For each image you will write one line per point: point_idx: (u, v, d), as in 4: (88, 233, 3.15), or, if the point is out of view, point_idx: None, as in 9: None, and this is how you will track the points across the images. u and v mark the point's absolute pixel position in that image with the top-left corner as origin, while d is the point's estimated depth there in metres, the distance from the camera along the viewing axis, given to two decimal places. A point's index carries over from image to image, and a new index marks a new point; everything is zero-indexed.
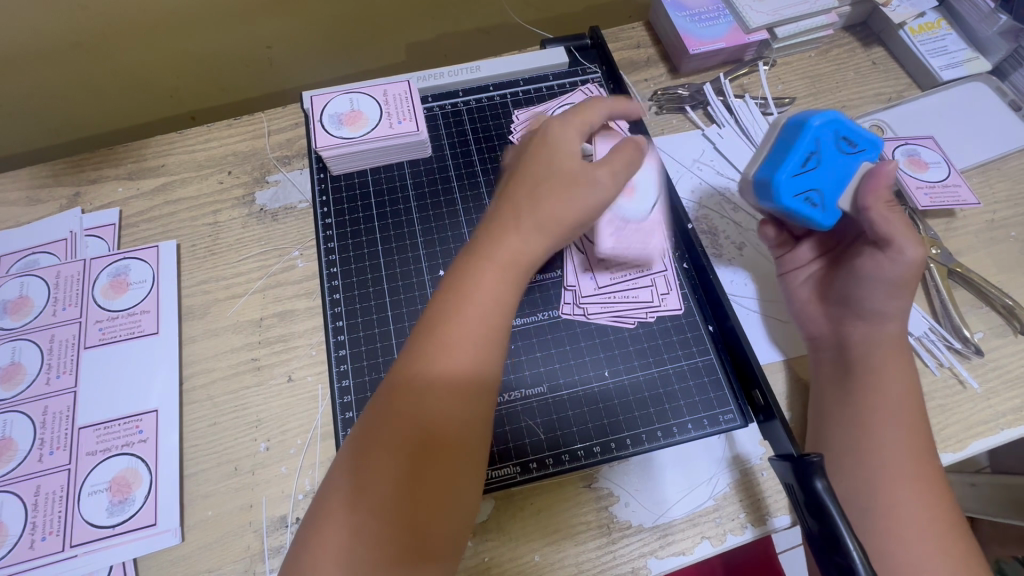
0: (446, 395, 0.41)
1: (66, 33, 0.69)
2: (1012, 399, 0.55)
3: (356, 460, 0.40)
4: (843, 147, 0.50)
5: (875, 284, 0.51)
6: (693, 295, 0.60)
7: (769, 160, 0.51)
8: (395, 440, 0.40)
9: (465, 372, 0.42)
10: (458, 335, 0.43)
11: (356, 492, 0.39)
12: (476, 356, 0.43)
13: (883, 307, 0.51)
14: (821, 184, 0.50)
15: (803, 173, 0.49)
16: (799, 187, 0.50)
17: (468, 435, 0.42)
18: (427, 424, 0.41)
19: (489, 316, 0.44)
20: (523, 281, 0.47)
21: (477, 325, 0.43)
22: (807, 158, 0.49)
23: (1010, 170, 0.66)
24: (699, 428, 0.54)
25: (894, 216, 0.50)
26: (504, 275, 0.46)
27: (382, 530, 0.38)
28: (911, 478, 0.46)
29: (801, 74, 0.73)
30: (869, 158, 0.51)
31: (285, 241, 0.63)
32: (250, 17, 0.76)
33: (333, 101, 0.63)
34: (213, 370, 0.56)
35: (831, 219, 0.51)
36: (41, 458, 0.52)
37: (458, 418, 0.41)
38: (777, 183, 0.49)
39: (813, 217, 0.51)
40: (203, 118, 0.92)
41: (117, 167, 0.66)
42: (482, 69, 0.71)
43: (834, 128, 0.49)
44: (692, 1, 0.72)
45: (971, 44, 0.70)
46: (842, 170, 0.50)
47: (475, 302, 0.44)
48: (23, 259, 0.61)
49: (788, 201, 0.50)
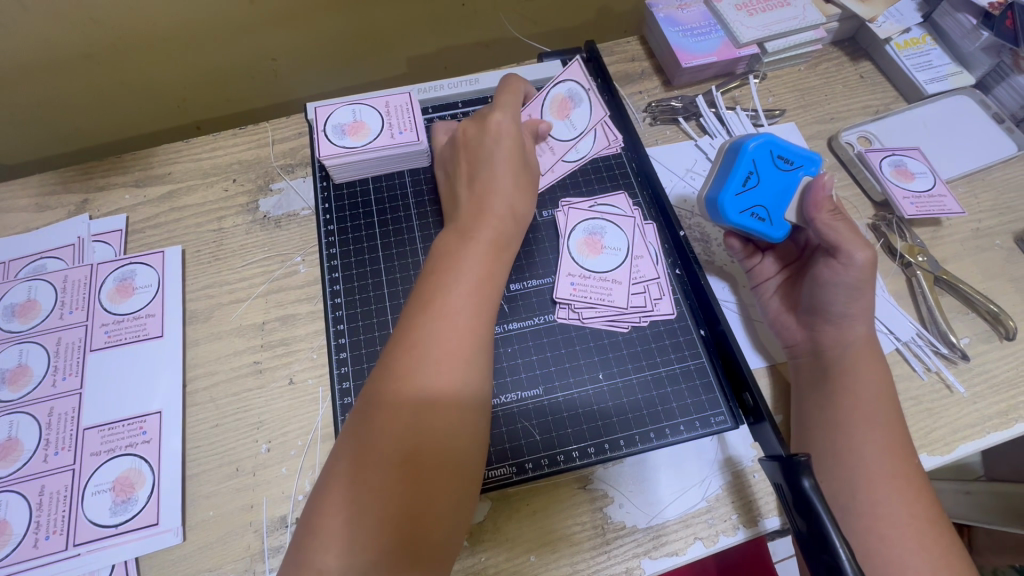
0: (444, 366, 0.44)
1: (77, 45, 0.72)
2: (999, 403, 0.56)
3: (357, 435, 0.42)
4: (781, 164, 0.56)
5: (834, 291, 0.53)
6: (686, 300, 0.61)
7: (715, 181, 0.57)
8: (398, 411, 0.42)
9: (458, 359, 0.45)
10: (451, 310, 0.46)
11: (360, 466, 0.40)
12: (470, 330, 0.46)
13: (846, 310, 0.53)
14: (765, 199, 0.56)
15: (746, 191, 0.55)
16: (744, 205, 0.55)
17: (468, 402, 0.44)
18: (427, 393, 0.43)
19: (477, 293, 0.48)
20: (505, 262, 0.52)
21: (466, 301, 0.47)
22: (746, 179, 0.55)
23: (994, 180, 0.68)
24: (691, 429, 0.55)
25: (840, 223, 0.52)
26: (490, 258, 0.51)
27: (389, 499, 0.39)
28: (897, 477, 0.48)
29: (790, 87, 0.75)
30: (808, 172, 0.56)
31: (289, 247, 0.64)
32: (257, 30, 0.78)
33: (337, 112, 0.65)
34: (216, 373, 0.58)
35: (781, 231, 0.56)
36: (46, 459, 0.53)
37: (456, 385, 0.44)
38: (722, 203, 0.55)
39: (763, 230, 0.56)
40: (209, 127, 0.94)
41: (124, 175, 0.68)
42: (480, 82, 0.73)
43: (770, 148, 0.55)
44: (685, 17, 0.74)
45: (956, 59, 0.73)
46: (784, 185, 0.55)
47: (465, 282, 0.48)
48: (32, 264, 0.63)
49: (735, 218, 0.56)
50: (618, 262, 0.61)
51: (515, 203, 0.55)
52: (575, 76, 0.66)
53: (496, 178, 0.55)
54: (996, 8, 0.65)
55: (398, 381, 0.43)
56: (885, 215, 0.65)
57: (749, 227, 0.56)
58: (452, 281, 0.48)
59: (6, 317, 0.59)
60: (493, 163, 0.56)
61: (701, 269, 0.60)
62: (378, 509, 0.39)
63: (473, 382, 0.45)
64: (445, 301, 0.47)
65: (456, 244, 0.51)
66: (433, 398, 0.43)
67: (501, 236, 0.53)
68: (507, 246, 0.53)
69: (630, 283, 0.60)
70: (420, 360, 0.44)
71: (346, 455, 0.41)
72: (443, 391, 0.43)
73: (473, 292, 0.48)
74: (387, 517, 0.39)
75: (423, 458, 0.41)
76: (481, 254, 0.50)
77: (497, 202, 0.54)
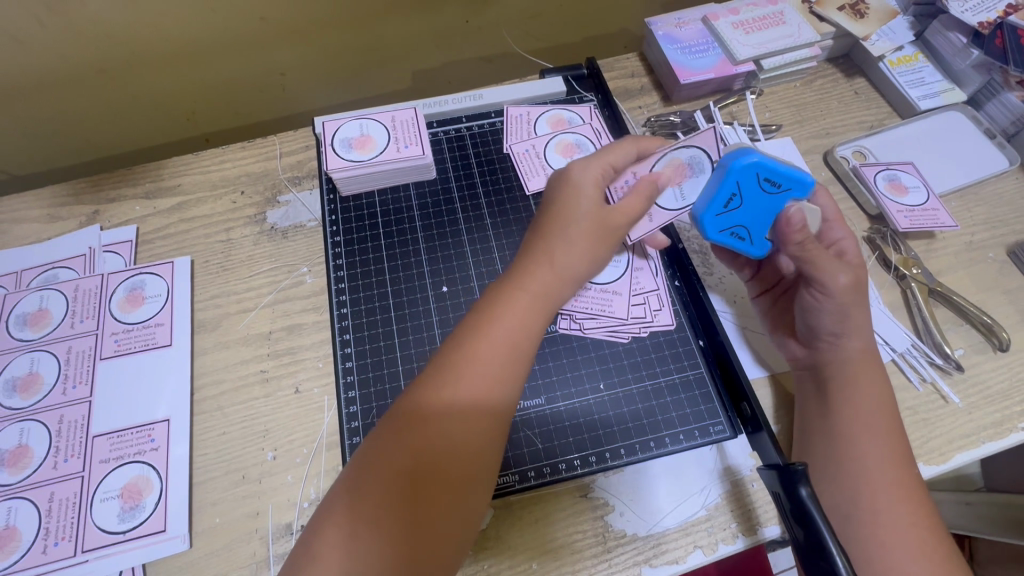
0: (466, 406, 0.44)
1: (93, 60, 0.74)
2: (994, 413, 0.57)
3: (364, 462, 0.42)
4: (768, 186, 0.53)
5: (822, 316, 0.53)
6: (684, 311, 0.63)
7: (701, 195, 0.56)
8: (409, 443, 0.42)
9: (478, 403, 0.44)
10: (480, 356, 0.45)
11: (363, 492, 0.41)
12: (497, 377, 0.46)
13: (835, 329, 0.53)
14: (748, 220, 0.55)
15: (728, 212, 0.55)
16: (725, 224, 0.55)
17: (484, 447, 0.44)
18: (444, 432, 0.43)
19: (511, 341, 0.47)
20: (546, 317, 0.50)
21: (498, 351, 0.46)
22: (729, 201, 0.54)
23: (986, 194, 0.69)
24: (690, 439, 0.56)
25: (812, 251, 0.51)
26: (530, 311, 0.49)
27: (389, 530, 0.39)
28: (892, 486, 0.49)
29: (787, 103, 0.77)
30: (796, 195, 0.53)
31: (295, 258, 0.65)
32: (266, 45, 0.81)
33: (344, 126, 0.67)
34: (224, 381, 0.59)
35: (760, 248, 0.56)
36: (55, 466, 0.54)
37: (475, 429, 0.44)
38: (702, 223, 0.55)
39: (743, 248, 0.57)
40: (217, 139, 0.96)
41: (135, 187, 0.69)
42: (484, 97, 0.74)
43: (759, 170, 0.52)
44: (684, 34, 0.76)
45: (948, 75, 0.74)
46: (768, 209, 0.54)
47: (501, 329, 0.47)
48: (45, 273, 0.64)
49: (714, 236, 0.56)
50: (619, 274, 0.63)
51: (572, 262, 0.52)
52: (705, 141, 0.57)
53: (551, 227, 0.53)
54: (986, 27, 0.66)
55: (415, 416, 0.43)
56: (880, 228, 0.67)
57: (729, 245, 0.57)
58: (491, 324, 0.47)
59: (18, 325, 0.60)
60: (556, 220, 0.53)
61: (700, 281, 0.62)
62: (374, 534, 0.39)
63: (489, 429, 0.44)
64: (473, 348, 0.46)
65: (494, 296, 0.50)
66: (450, 436, 0.43)
67: (546, 291, 0.50)
68: (553, 308, 0.51)
69: (630, 294, 0.62)
70: (439, 399, 0.44)
71: (352, 481, 0.42)
72: (457, 436, 0.43)
73: (503, 341, 0.47)
74: (383, 549, 0.39)
75: (428, 492, 0.41)
76: (521, 303, 0.49)
77: (545, 255, 0.51)
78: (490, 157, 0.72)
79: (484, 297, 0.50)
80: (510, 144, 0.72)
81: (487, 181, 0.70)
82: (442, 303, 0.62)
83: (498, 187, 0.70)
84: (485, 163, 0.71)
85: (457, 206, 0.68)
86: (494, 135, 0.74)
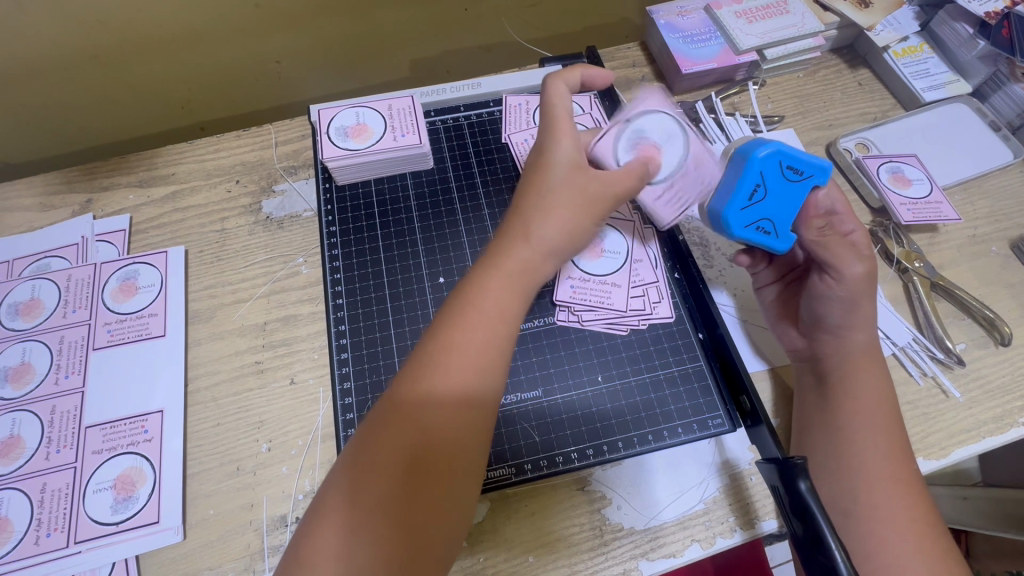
0: (455, 392, 0.43)
1: (84, 46, 0.72)
2: (994, 407, 0.57)
3: (355, 459, 0.41)
4: (790, 174, 0.51)
5: (829, 304, 0.53)
6: (684, 304, 0.62)
7: (718, 191, 0.53)
8: (405, 438, 0.41)
9: (463, 388, 0.43)
10: (467, 342, 0.44)
11: (362, 493, 0.39)
12: (485, 359, 0.45)
13: (844, 322, 0.53)
14: (773, 214, 0.52)
15: (753, 205, 0.52)
16: (750, 219, 0.52)
17: (474, 430, 0.43)
18: (435, 422, 0.42)
19: (491, 321, 0.46)
20: (527, 292, 0.49)
21: (484, 335, 0.45)
22: (753, 193, 0.51)
23: (991, 187, 0.68)
24: (689, 432, 0.55)
25: (831, 238, 0.52)
26: (507, 288, 0.47)
27: (386, 526, 0.38)
28: (891, 481, 0.48)
29: (790, 93, 0.76)
30: (818, 182, 0.51)
31: (290, 248, 0.65)
32: (262, 33, 0.79)
33: (340, 114, 0.66)
34: (217, 373, 0.58)
35: (787, 244, 0.53)
36: (48, 457, 0.53)
37: (468, 416, 0.43)
38: (727, 218, 0.52)
39: (769, 244, 0.53)
40: (212, 129, 0.95)
41: (128, 175, 0.69)
42: (482, 86, 0.73)
43: (780, 158, 0.50)
44: (686, 24, 0.74)
45: (952, 67, 0.73)
46: (792, 199, 0.52)
47: (482, 313, 0.46)
48: (36, 262, 0.63)
49: (740, 233, 0.52)
50: (618, 267, 0.62)
51: (551, 236, 0.49)
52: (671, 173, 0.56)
53: (535, 208, 0.49)
54: (992, 18, 0.65)
55: (405, 409, 0.42)
56: (883, 221, 0.66)
57: (755, 241, 0.53)
58: (470, 306, 0.46)
59: (9, 315, 0.60)
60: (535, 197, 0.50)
61: (700, 273, 0.61)
62: (372, 531, 0.38)
63: (480, 413, 0.43)
64: (460, 332, 0.45)
65: (472, 278, 0.48)
66: (443, 426, 0.42)
67: (526, 266, 0.49)
68: (534, 284, 0.49)
69: (630, 287, 0.61)
70: (428, 387, 0.43)
71: (342, 481, 0.41)
72: (444, 425, 0.42)
73: (484, 322, 0.46)
74: (390, 546, 0.38)
75: (423, 485, 0.40)
76: (497, 280, 0.47)
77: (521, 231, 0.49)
78: (488, 147, 0.71)
79: (460, 283, 0.49)
80: (509, 133, 0.71)
81: (485, 173, 0.69)
82: (439, 294, 0.62)
83: (497, 179, 0.69)
84: (483, 153, 0.70)
85: (455, 198, 0.67)
86: (492, 125, 0.73)
